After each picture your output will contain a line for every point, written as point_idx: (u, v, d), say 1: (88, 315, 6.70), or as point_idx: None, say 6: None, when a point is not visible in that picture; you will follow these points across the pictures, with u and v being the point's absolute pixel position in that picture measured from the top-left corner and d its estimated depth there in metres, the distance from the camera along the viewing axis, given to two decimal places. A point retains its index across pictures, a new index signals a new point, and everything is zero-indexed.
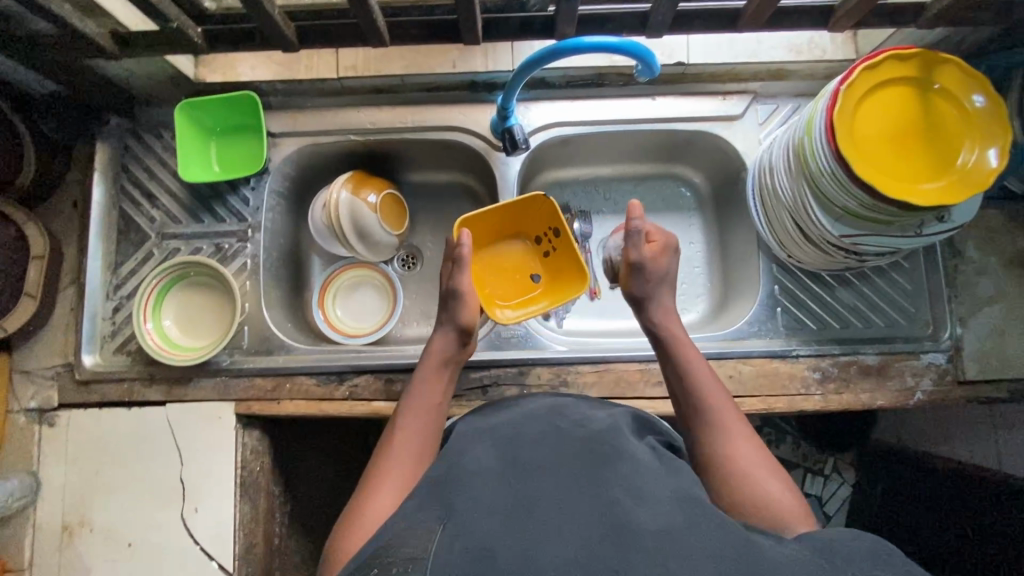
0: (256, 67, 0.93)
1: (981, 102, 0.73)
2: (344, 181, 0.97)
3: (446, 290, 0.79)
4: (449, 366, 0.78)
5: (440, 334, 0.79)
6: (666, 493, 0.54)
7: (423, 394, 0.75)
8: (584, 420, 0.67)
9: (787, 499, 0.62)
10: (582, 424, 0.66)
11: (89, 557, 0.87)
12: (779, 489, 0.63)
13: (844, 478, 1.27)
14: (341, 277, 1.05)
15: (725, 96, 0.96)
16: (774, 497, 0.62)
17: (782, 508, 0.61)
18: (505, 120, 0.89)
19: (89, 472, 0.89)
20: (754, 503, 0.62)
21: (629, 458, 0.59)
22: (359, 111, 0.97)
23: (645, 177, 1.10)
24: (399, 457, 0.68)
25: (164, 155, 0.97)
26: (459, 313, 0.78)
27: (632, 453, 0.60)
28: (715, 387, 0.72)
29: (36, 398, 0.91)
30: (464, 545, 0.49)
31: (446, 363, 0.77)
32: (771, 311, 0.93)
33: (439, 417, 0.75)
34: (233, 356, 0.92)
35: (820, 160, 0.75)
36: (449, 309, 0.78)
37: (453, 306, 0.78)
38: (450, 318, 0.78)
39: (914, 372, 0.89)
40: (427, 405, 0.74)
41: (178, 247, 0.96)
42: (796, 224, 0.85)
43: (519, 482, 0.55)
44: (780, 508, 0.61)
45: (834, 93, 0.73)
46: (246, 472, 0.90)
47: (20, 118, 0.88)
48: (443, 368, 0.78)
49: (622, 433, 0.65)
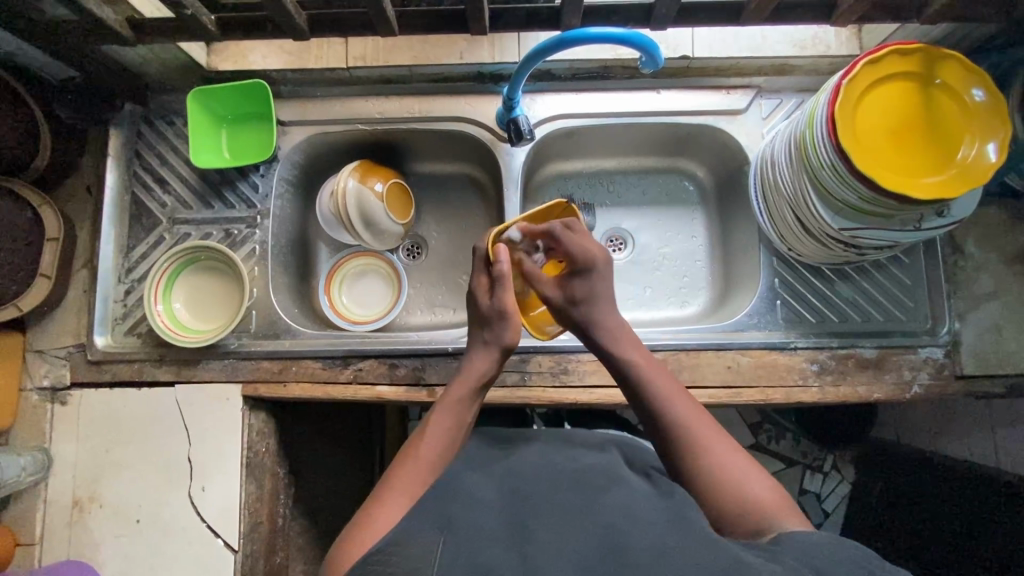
0: (267, 56, 0.95)
1: (981, 95, 0.74)
2: (352, 170, 0.98)
3: (492, 309, 0.77)
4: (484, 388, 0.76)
5: (480, 352, 0.77)
6: (663, 515, 0.55)
7: (455, 410, 0.73)
8: (580, 458, 0.69)
9: (772, 496, 0.61)
10: (578, 460, 0.68)
11: (99, 533, 0.89)
12: (762, 488, 0.61)
13: (843, 476, 1.30)
14: (348, 265, 1.07)
15: (728, 90, 0.97)
16: (758, 498, 0.61)
17: (767, 506, 0.60)
18: (510, 111, 0.90)
19: (100, 449, 0.91)
20: (739, 507, 0.60)
21: (624, 487, 0.61)
22: (367, 100, 0.99)
23: (649, 171, 1.11)
24: (419, 467, 0.67)
25: (176, 142, 0.99)
26: (503, 333, 0.77)
27: (627, 482, 0.62)
28: (677, 396, 0.70)
29: (50, 376, 0.93)
30: (465, 562, 0.51)
31: (482, 384, 0.75)
32: (771, 304, 0.94)
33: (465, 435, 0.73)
34: (241, 339, 0.94)
35: (821, 153, 0.76)
36: (494, 329, 0.77)
37: (498, 326, 0.77)
38: (493, 338, 0.77)
39: (911, 366, 0.90)
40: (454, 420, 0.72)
41: (188, 232, 0.98)
42: (797, 217, 0.86)
43: (518, 510, 0.57)
44: (766, 508, 0.60)
45: (836, 87, 0.74)
46: (252, 453, 0.92)
47: (37, 102, 0.90)
48: (478, 390, 0.75)
49: (620, 469, 0.66)
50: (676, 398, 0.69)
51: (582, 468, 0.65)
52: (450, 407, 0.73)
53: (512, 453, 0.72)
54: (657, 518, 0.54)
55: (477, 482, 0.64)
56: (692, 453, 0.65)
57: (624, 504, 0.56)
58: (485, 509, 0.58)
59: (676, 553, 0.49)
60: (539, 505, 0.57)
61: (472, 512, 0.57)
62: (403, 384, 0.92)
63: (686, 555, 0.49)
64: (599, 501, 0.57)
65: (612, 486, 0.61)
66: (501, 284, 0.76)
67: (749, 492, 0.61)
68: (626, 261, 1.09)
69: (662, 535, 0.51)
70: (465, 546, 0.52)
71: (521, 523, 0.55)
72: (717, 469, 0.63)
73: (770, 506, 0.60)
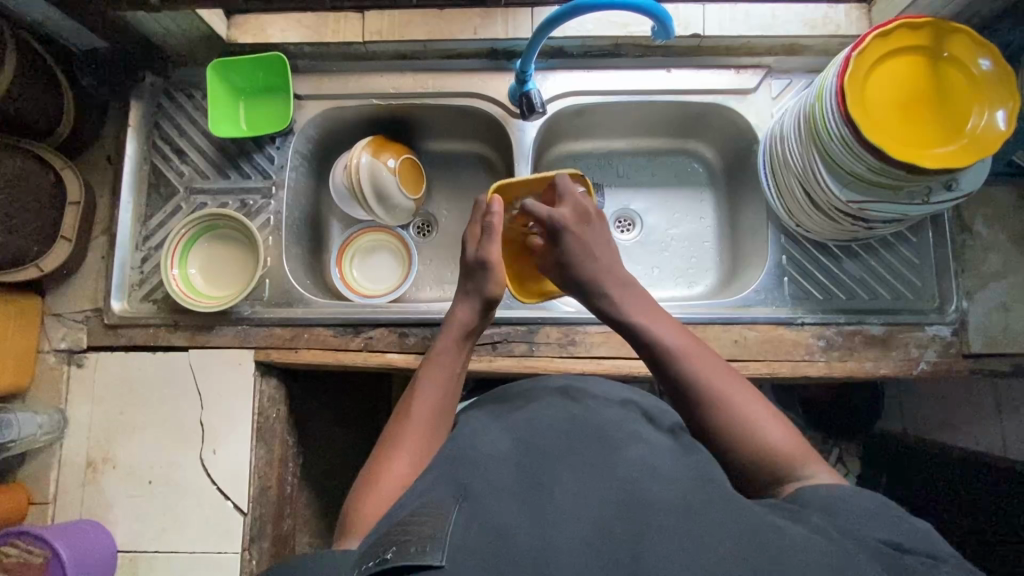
0: (286, 30, 0.97)
1: (988, 65, 0.75)
2: (365, 145, 1.00)
3: (476, 259, 0.78)
4: (470, 337, 0.77)
5: (462, 305, 0.78)
6: (683, 472, 0.54)
7: (443, 365, 0.74)
8: (599, 409, 0.68)
9: (792, 441, 0.60)
10: (597, 412, 0.67)
11: (112, 492, 0.91)
12: (782, 435, 0.60)
13: (848, 469, 1.29)
14: (360, 239, 1.09)
15: (738, 70, 0.98)
16: (778, 445, 0.59)
17: (788, 453, 0.59)
18: (523, 85, 0.93)
19: (114, 411, 0.93)
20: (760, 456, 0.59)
21: (643, 442, 0.60)
22: (382, 76, 1.01)
23: (659, 152, 1.12)
24: (421, 425, 0.68)
25: (194, 114, 1.01)
26: (483, 284, 0.77)
27: (644, 435, 0.62)
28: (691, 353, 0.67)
29: (67, 339, 0.95)
30: (481, 519, 0.49)
31: (467, 334, 0.76)
32: (778, 280, 0.95)
33: (458, 387, 0.74)
34: (253, 307, 0.96)
35: (830, 125, 0.77)
36: (475, 280, 0.77)
37: (480, 278, 0.77)
38: (476, 289, 0.77)
39: (918, 343, 0.90)
40: (445, 372, 0.73)
41: (205, 202, 1.00)
42: (805, 191, 0.86)
43: (531, 464, 0.56)
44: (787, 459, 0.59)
45: (846, 58, 0.75)
46: (262, 418, 0.93)
47: (61, 71, 0.92)
48: (464, 340, 0.76)
49: (638, 423, 0.66)
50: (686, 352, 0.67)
51: (599, 420, 0.65)
52: (439, 362, 0.74)
53: (526, 404, 0.71)
54: (675, 471, 0.54)
55: (491, 433, 0.64)
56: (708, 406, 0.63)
57: (644, 455, 0.56)
58: (498, 458, 0.58)
59: (691, 498, 0.48)
60: (554, 456, 0.57)
61: (481, 459, 0.58)
62: (413, 352, 0.93)
63: (702, 500, 0.48)
64: (616, 453, 0.57)
65: (630, 439, 0.60)
66: (489, 233, 0.77)
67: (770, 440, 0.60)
68: (634, 240, 1.10)
69: (679, 484, 0.51)
70: (476, 492, 0.53)
71: (531, 469, 0.56)
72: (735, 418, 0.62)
73: (793, 453, 0.59)
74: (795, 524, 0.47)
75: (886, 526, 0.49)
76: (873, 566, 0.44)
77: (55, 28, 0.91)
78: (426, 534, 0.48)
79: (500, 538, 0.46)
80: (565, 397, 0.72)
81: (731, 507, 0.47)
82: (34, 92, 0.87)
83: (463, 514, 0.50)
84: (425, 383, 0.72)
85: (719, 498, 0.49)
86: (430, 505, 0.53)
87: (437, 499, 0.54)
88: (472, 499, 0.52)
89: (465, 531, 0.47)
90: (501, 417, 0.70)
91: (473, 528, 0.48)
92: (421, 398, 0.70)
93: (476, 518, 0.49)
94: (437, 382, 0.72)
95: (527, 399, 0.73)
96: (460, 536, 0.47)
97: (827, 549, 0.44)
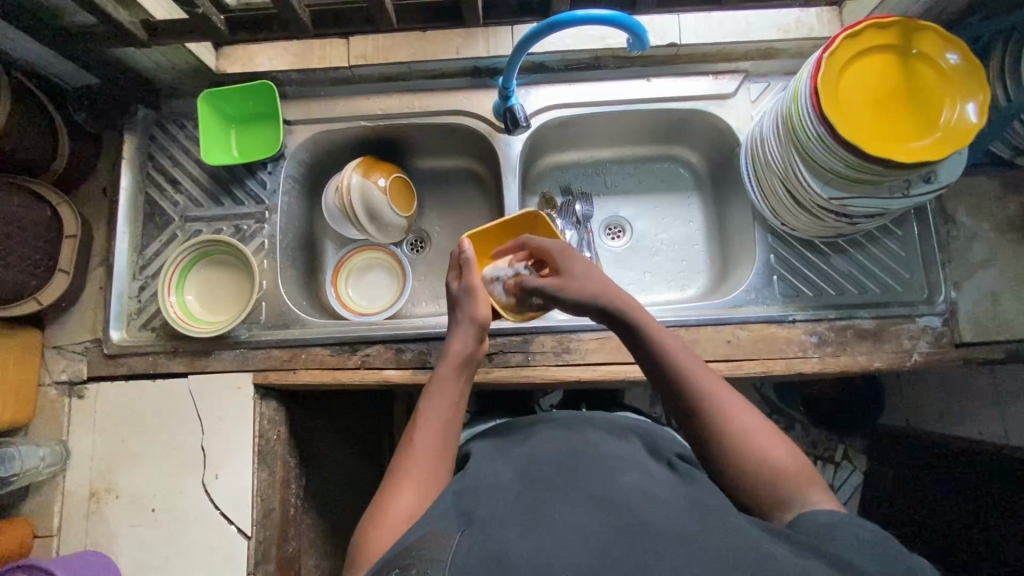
0: (274, 59, 0.99)
1: (956, 59, 0.77)
2: (355, 166, 1.02)
3: (461, 289, 0.80)
4: (469, 365, 0.76)
5: (457, 334, 0.77)
6: (679, 501, 0.54)
7: (443, 394, 0.73)
8: (599, 443, 0.67)
9: (799, 466, 0.61)
10: (597, 445, 0.67)
11: (115, 522, 0.91)
12: (787, 457, 0.61)
13: (855, 465, 1.30)
14: (354, 259, 1.10)
15: (717, 76, 1.00)
16: (787, 471, 0.60)
17: (792, 476, 0.60)
18: (506, 100, 0.94)
19: (116, 440, 0.93)
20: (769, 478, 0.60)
21: (640, 471, 0.61)
22: (369, 98, 1.03)
23: (645, 159, 1.14)
24: (423, 458, 0.67)
25: (187, 144, 1.03)
26: (473, 309, 0.78)
27: (643, 466, 0.63)
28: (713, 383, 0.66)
29: (67, 371, 0.96)
30: (483, 551, 0.49)
31: (464, 362, 0.75)
32: (767, 280, 0.96)
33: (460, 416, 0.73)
34: (251, 330, 0.97)
35: (807, 125, 0.78)
36: (464, 309, 0.79)
37: (467, 304, 0.78)
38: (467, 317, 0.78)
39: (910, 334, 0.91)
40: (445, 403, 0.72)
41: (200, 229, 1.01)
42: (787, 190, 0.88)
43: (532, 494, 0.57)
44: (794, 480, 0.60)
45: (818, 61, 0.77)
46: (263, 441, 0.93)
47: (56, 109, 0.94)
48: (462, 368, 0.76)
49: (638, 457, 0.66)
50: (700, 374, 0.66)
51: (602, 453, 0.65)
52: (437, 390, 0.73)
53: (527, 439, 0.72)
54: (670, 496, 0.55)
55: (496, 468, 0.65)
56: (721, 429, 0.63)
57: (641, 486, 0.56)
58: (500, 488, 0.60)
59: (683, 521, 0.50)
60: (553, 484, 0.58)
61: (487, 488, 0.59)
62: (409, 367, 0.94)
63: (697, 525, 0.50)
64: (614, 483, 0.57)
65: (629, 469, 0.61)
66: (467, 267, 0.80)
67: (777, 463, 0.61)
68: (625, 246, 1.11)
69: (672, 508, 0.53)
70: (481, 520, 0.54)
71: (531, 494, 0.57)
72: (745, 439, 0.62)
73: (796, 476, 0.60)
74: (787, 551, 0.49)
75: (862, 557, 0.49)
76: None
77: (48, 68, 0.93)
78: (431, 561, 0.49)
79: (500, 564, 0.47)
80: (566, 430, 0.72)
81: (717, 528, 0.50)
82: (30, 129, 0.89)
83: (466, 539, 0.52)
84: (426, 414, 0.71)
85: (708, 521, 0.51)
86: (433, 533, 0.55)
87: (441, 523, 0.56)
88: (476, 526, 0.53)
89: (466, 560, 0.49)
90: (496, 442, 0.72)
91: (473, 556, 0.49)
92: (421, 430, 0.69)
93: (478, 546, 0.50)
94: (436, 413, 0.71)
95: (533, 436, 0.72)
96: (464, 558, 0.49)
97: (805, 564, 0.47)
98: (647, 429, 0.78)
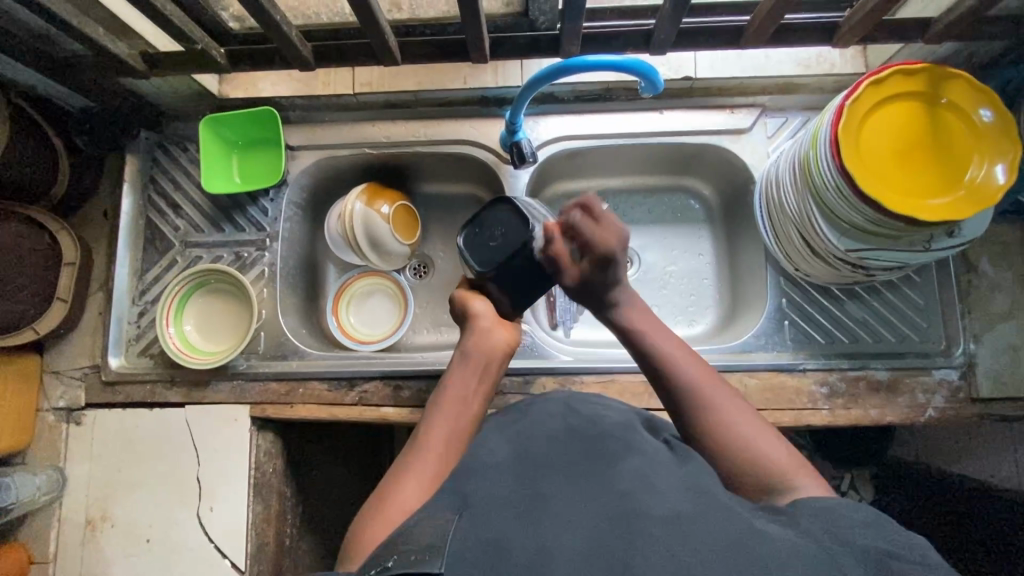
0: (276, 84, 0.98)
1: (990, 116, 0.73)
2: (359, 193, 1.00)
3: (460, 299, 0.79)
4: (479, 370, 0.73)
5: (471, 336, 0.75)
6: (677, 482, 0.51)
7: (456, 394, 0.71)
8: (595, 416, 0.65)
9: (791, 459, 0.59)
10: (594, 420, 0.63)
11: (110, 551, 0.91)
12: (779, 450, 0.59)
13: (861, 495, 1.16)
14: (355, 285, 1.07)
15: (733, 110, 0.97)
16: (779, 461, 0.58)
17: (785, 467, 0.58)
18: (513, 135, 0.91)
19: (112, 469, 0.93)
20: (760, 472, 0.58)
21: (638, 449, 0.57)
22: (373, 125, 1.01)
23: (655, 189, 1.11)
24: (428, 454, 0.64)
25: (189, 166, 1.02)
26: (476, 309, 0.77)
27: (642, 443, 0.59)
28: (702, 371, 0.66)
29: (65, 397, 0.96)
30: (476, 540, 0.46)
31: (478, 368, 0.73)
32: (778, 324, 0.93)
33: (468, 420, 0.69)
34: (249, 361, 0.96)
35: (824, 173, 0.75)
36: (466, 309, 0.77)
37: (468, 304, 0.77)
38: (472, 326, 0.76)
39: (925, 388, 0.88)
40: (453, 405, 0.70)
41: (200, 255, 1.00)
42: (803, 237, 0.85)
43: (526, 476, 0.53)
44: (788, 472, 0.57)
45: (840, 108, 0.73)
46: (259, 474, 0.93)
47: (56, 135, 0.93)
48: (474, 371, 0.73)
49: (634, 429, 0.63)
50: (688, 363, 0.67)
51: (601, 429, 0.61)
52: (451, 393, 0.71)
53: (524, 415, 0.67)
54: (669, 479, 0.51)
55: (491, 445, 0.61)
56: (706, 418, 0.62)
57: (638, 466, 0.53)
58: (496, 470, 0.55)
59: (680, 505, 0.47)
60: (553, 463, 0.55)
61: (481, 466, 0.55)
62: (407, 406, 0.92)
63: (693, 507, 0.46)
64: (612, 462, 0.54)
65: (627, 447, 0.57)
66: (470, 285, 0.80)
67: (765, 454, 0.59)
68: (633, 278, 1.07)
69: (668, 491, 0.49)
70: (476, 501, 0.51)
71: (528, 474, 0.53)
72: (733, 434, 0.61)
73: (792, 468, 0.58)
74: (784, 532, 0.46)
75: (872, 534, 0.46)
76: (867, 570, 0.42)
77: (50, 92, 0.92)
78: (424, 546, 0.46)
79: (495, 550, 0.44)
80: (566, 408, 0.68)
81: (716, 513, 0.46)
82: (30, 156, 0.88)
83: (462, 522, 0.48)
84: (428, 428, 0.67)
85: (706, 505, 0.47)
86: (434, 513, 0.52)
87: (436, 507, 0.52)
88: (473, 506, 0.50)
89: (461, 542, 0.46)
90: (490, 425, 0.68)
91: (469, 538, 0.46)
92: (430, 428, 0.67)
93: (472, 530, 0.47)
94: (436, 433, 0.66)
95: (530, 411, 0.68)
96: (458, 545, 0.45)
97: (812, 551, 0.43)
98: (642, 417, 0.70)
